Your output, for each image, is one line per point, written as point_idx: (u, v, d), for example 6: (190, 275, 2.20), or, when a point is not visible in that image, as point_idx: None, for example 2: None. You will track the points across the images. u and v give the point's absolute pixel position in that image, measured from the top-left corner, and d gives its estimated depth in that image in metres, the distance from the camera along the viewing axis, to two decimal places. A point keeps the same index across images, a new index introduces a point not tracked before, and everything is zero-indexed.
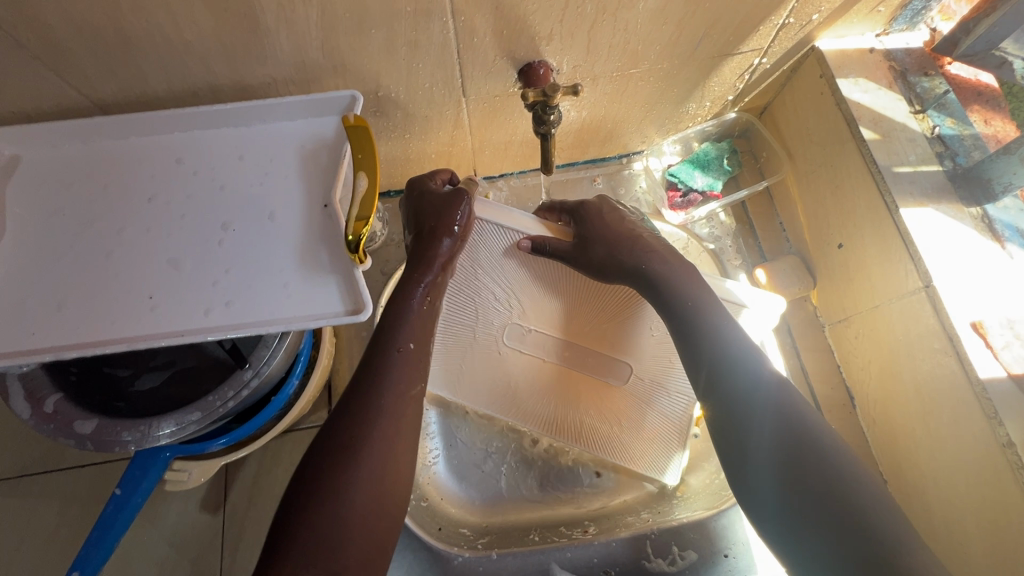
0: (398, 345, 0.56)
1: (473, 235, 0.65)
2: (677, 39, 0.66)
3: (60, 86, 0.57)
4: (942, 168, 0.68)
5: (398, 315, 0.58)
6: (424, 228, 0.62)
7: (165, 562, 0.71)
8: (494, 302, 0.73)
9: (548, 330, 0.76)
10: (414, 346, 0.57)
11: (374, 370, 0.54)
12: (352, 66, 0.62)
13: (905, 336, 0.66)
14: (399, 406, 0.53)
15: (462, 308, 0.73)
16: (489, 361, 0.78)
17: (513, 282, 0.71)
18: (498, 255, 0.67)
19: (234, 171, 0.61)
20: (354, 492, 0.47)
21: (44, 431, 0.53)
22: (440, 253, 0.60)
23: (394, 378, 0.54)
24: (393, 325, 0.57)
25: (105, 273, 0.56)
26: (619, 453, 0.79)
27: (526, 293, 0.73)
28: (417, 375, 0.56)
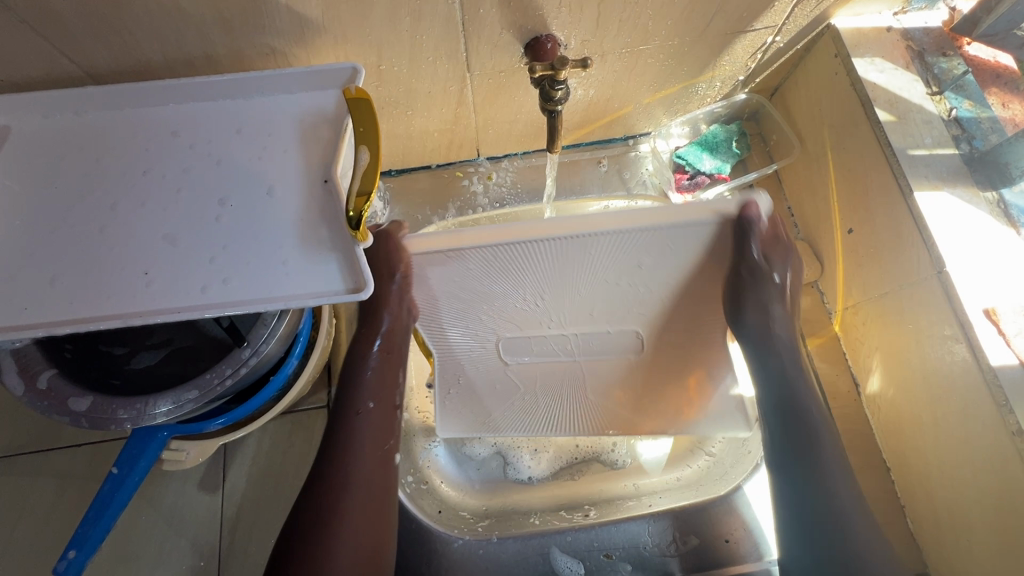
0: (359, 406, 0.61)
1: (427, 270, 0.62)
2: (691, 13, 0.64)
3: (50, 54, 0.55)
4: (958, 151, 0.66)
5: (354, 376, 0.63)
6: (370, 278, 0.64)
7: (163, 541, 0.71)
8: (487, 319, 0.68)
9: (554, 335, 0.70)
10: (373, 404, 0.61)
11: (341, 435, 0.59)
12: (353, 36, 0.59)
13: (916, 323, 0.65)
14: (372, 465, 0.58)
15: (452, 330, 0.70)
16: (490, 377, 0.75)
17: (497, 295, 0.64)
18: (471, 282, 0.63)
19: (231, 146, 0.59)
20: (334, 554, 0.52)
21: (39, 408, 0.52)
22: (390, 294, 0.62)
23: (360, 440, 0.59)
24: (352, 386, 0.62)
25: (99, 248, 0.55)
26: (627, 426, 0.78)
27: (521, 306, 0.66)
28: (382, 429, 0.61)
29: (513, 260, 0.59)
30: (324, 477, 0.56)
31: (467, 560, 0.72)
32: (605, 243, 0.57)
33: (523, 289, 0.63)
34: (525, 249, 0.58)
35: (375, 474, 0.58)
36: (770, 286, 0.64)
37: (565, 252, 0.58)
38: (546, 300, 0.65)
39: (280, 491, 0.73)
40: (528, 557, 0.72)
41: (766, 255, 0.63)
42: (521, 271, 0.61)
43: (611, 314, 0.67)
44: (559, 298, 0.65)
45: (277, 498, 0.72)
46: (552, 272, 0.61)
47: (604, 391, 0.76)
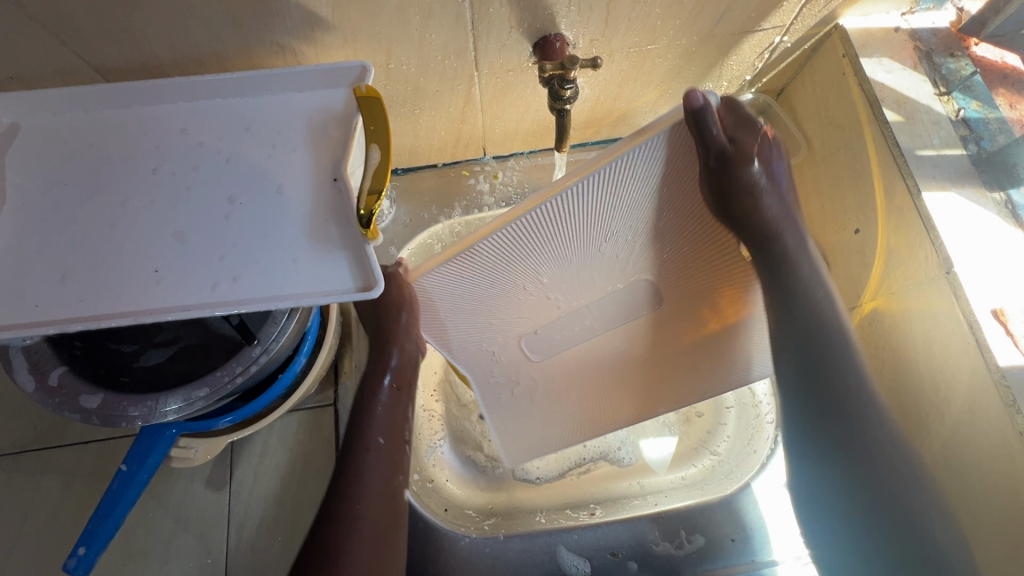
0: (369, 443, 0.61)
1: (434, 284, 0.63)
2: (700, 13, 0.64)
3: (61, 52, 0.55)
4: (966, 152, 0.66)
5: (365, 412, 0.63)
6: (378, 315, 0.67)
7: (170, 539, 0.71)
8: (503, 310, 0.69)
9: (572, 305, 0.71)
10: (384, 440, 0.62)
11: (352, 469, 0.59)
12: (362, 35, 0.59)
13: (923, 324, 0.65)
14: (381, 501, 0.58)
15: (469, 338, 0.70)
16: (511, 379, 0.75)
17: (510, 280, 0.65)
18: (483, 279, 0.64)
19: (240, 143, 0.59)
20: None
21: (49, 406, 0.52)
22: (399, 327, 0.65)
23: (370, 475, 0.59)
24: (363, 424, 0.63)
25: (109, 246, 0.55)
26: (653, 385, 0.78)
27: (535, 285, 0.67)
28: (392, 466, 0.61)
29: (520, 240, 0.60)
30: (332, 513, 0.56)
31: (474, 559, 0.72)
32: (594, 191, 0.57)
33: (535, 267, 0.65)
34: (530, 223, 0.58)
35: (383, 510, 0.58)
36: (748, 167, 0.63)
37: (563, 216, 0.59)
38: (559, 270, 0.66)
39: (288, 490, 0.73)
40: (534, 555, 0.73)
41: (732, 139, 0.61)
42: (530, 245, 0.61)
43: (620, 271, 0.69)
44: (569, 263, 0.66)
45: (284, 496, 0.72)
46: (562, 239, 0.62)
47: (623, 368, 0.77)
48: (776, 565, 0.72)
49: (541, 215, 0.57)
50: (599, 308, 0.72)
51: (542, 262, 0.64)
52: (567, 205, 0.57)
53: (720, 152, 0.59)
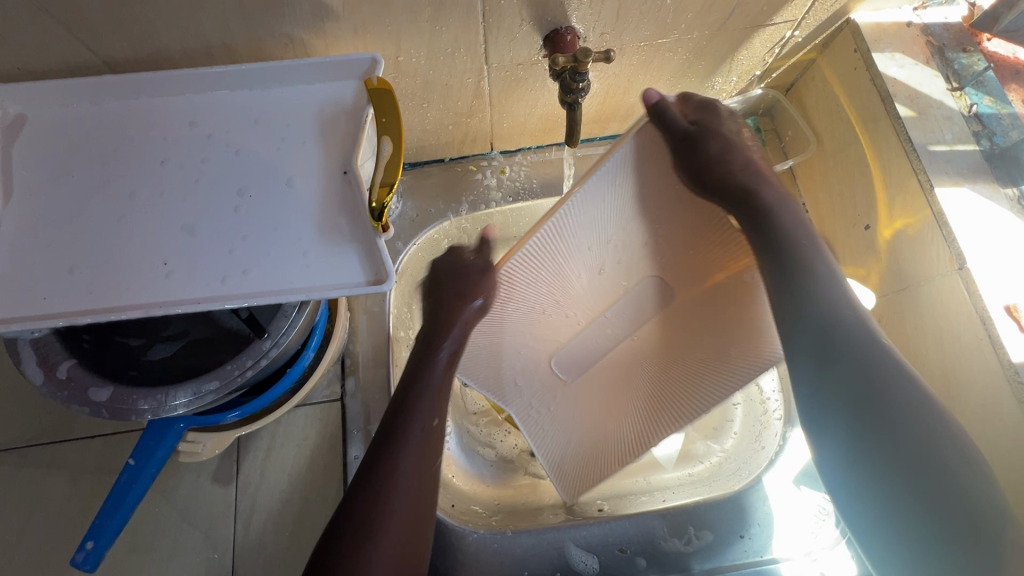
0: (424, 423, 0.59)
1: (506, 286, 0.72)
2: (711, 7, 0.63)
3: (69, 43, 0.54)
4: (979, 147, 0.66)
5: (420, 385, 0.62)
6: (455, 287, 0.70)
7: (177, 535, 0.70)
8: (542, 324, 0.77)
9: (600, 314, 0.77)
10: (436, 423, 0.60)
11: (398, 439, 0.57)
12: (373, 27, 0.59)
13: (936, 319, 0.65)
14: (419, 483, 0.56)
15: (513, 355, 0.77)
16: (544, 392, 0.78)
17: (549, 290, 0.74)
18: (533, 283, 0.73)
19: (250, 136, 0.58)
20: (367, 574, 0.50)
21: (58, 399, 0.51)
22: (471, 309, 0.69)
23: (413, 452, 0.57)
24: (417, 396, 0.61)
25: (118, 239, 0.54)
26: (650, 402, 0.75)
27: (568, 294, 0.75)
28: (436, 448, 0.60)
29: (549, 244, 0.69)
30: (374, 489, 0.54)
31: (482, 554, 0.72)
32: (596, 194, 0.66)
33: (565, 276, 0.73)
34: (556, 228, 0.68)
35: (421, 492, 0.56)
36: (716, 139, 0.65)
37: (582, 221, 0.68)
38: (587, 277, 0.74)
39: (296, 486, 0.72)
40: (542, 552, 0.72)
41: (695, 122, 0.66)
42: (559, 251, 0.70)
43: (629, 274, 0.75)
44: (592, 270, 0.74)
45: (292, 491, 0.72)
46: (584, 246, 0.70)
47: (633, 380, 0.77)
48: (778, 563, 0.71)
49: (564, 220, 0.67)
50: (622, 314, 0.77)
51: (570, 271, 0.73)
52: (579, 208, 0.66)
53: (683, 134, 0.63)
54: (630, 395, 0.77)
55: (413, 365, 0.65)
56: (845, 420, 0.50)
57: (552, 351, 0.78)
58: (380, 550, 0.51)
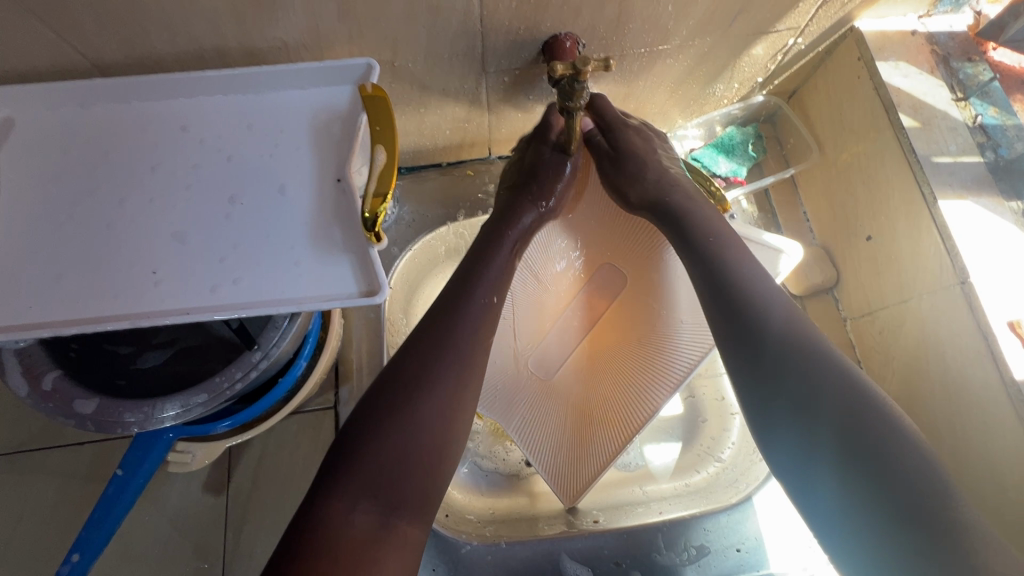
0: (482, 297, 0.60)
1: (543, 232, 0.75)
2: (712, 14, 0.62)
3: (57, 46, 0.53)
4: (983, 159, 0.65)
5: (481, 263, 0.62)
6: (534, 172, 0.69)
7: (167, 543, 0.69)
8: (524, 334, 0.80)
9: (564, 319, 0.81)
10: (494, 301, 0.60)
11: (457, 307, 0.58)
12: (369, 32, 0.58)
13: (937, 333, 0.64)
14: (471, 352, 0.57)
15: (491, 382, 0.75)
16: (531, 402, 0.76)
17: (524, 296, 0.79)
18: (526, 260, 0.77)
19: (242, 141, 0.57)
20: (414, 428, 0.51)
21: (44, 411, 0.50)
22: (554, 196, 0.69)
23: (468, 321, 0.58)
24: (477, 274, 0.61)
25: (106, 246, 0.53)
26: (620, 393, 0.74)
27: (539, 302, 0.80)
28: (491, 320, 0.60)
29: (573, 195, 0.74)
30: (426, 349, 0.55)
31: (475, 565, 0.71)
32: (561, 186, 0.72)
33: (533, 279, 0.79)
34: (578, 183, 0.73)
35: (473, 357, 0.57)
36: (641, 151, 0.67)
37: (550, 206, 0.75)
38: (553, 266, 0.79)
39: (289, 495, 0.71)
40: (536, 563, 0.72)
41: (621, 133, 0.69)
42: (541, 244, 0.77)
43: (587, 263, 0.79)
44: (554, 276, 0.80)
45: (284, 500, 0.71)
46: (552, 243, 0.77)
47: (606, 369, 0.77)
48: None
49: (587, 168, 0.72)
50: (581, 314, 0.80)
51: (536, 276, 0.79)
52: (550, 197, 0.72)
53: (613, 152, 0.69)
54: (598, 387, 0.77)
55: (481, 242, 0.65)
56: (790, 428, 0.50)
57: (532, 360, 0.79)
58: (426, 408, 0.52)
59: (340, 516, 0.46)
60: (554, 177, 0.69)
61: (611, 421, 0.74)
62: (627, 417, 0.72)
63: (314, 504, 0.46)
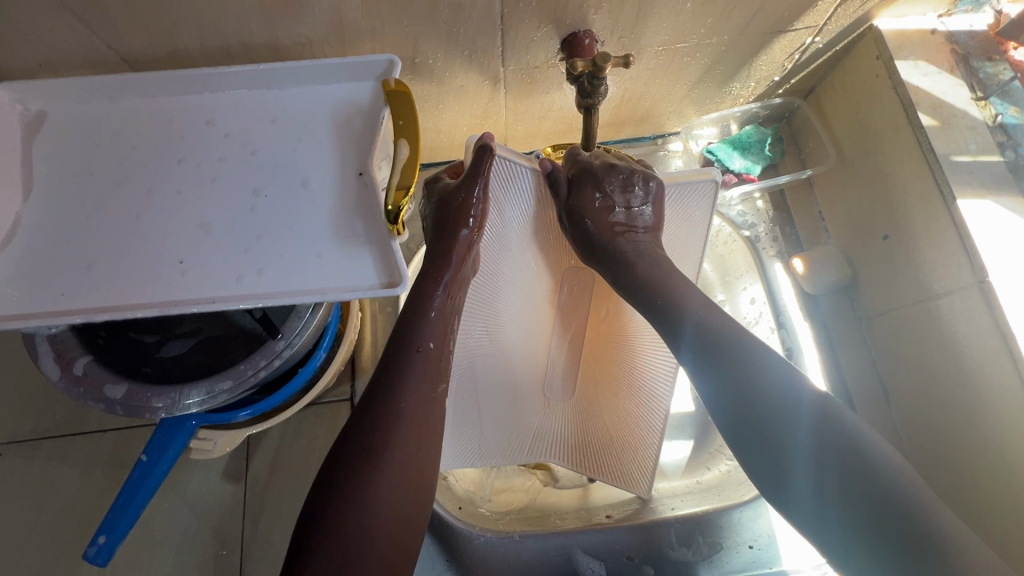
0: (419, 345, 0.57)
1: (487, 270, 0.69)
2: (731, 12, 0.62)
3: (89, 40, 0.54)
4: (1003, 158, 0.65)
5: (415, 317, 0.59)
6: (446, 213, 0.61)
7: (186, 530, 0.71)
8: (513, 357, 0.76)
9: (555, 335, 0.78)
10: (434, 345, 0.58)
11: (395, 367, 0.55)
12: (390, 29, 0.59)
13: (955, 333, 0.64)
14: (424, 407, 0.55)
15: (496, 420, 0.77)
16: (566, 436, 0.79)
17: (497, 329, 0.73)
18: (480, 302, 0.70)
19: (266, 136, 0.58)
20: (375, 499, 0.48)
21: (74, 394, 0.52)
22: (460, 242, 0.61)
23: (414, 377, 0.55)
24: (411, 327, 0.58)
25: (134, 236, 0.55)
26: (621, 415, 0.77)
27: (511, 335, 0.75)
28: (438, 372, 0.57)
29: (497, 216, 0.64)
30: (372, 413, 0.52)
31: (489, 557, 0.71)
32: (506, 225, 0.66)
33: (500, 308, 0.72)
34: (498, 194, 0.63)
35: (423, 414, 0.54)
36: (599, 209, 0.63)
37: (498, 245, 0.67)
38: (512, 299, 0.73)
39: (305, 485, 0.73)
40: (549, 556, 0.72)
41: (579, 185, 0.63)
42: (494, 274, 0.69)
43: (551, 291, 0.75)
44: (526, 297, 0.73)
45: (300, 490, 0.72)
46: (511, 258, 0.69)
47: (597, 393, 0.78)
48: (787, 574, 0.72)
49: (500, 179, 0.61)
50: (571, 324, 0.77)
51: (499, 303, 0.72)
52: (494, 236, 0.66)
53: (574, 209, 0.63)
54: (611, 404, 0.77)
55: (411, 296, 0.61)
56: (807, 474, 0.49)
57: (551, 398, 0.79)
58: (382, 475, 0.49)
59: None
60: (460, 217, 0.60)
61: (629, 439, 0.76)
62: (648, 414, 0.75)
63: None
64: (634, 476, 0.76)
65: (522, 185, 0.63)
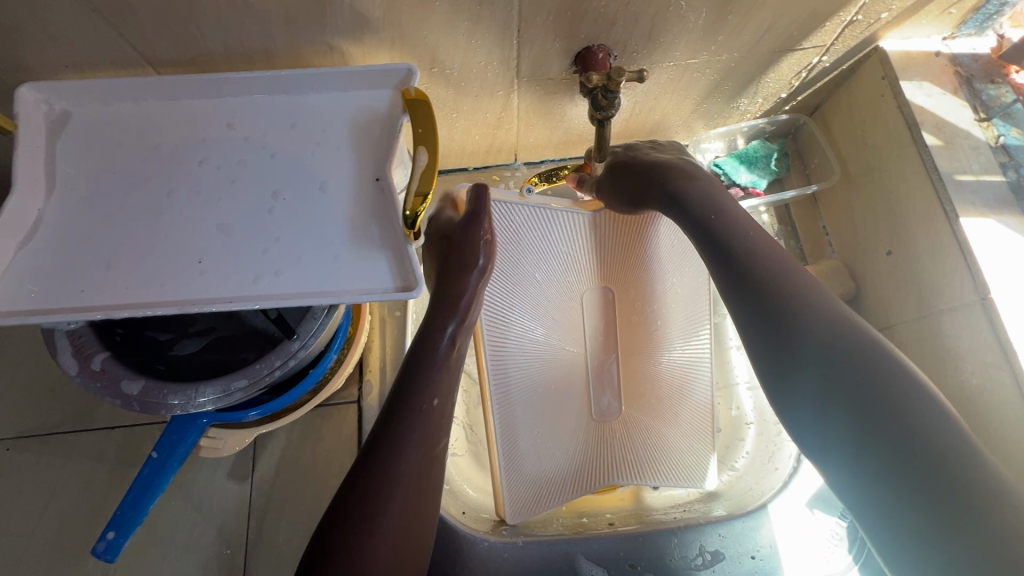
0: (424, 401, 0.55)
1: (503, 298, 0.76)
2: (741, 30, 0.64)
3: (117, 43, 0.55)
4: (1005, 178, 0.66)
5: (421, 367, 0.57)
6: (451, 260, 0.64)
7: (190, 529, 0.71)
8: (551, 375, 0.80)
9: (588, 349, 0.82)
10: (437, 402, 0.55)
11: (397, 422, 0.53)
12: (409, 39, 0.60)
13: (954, 347, 0.65)
14: (421, 467, 0.52)
15: (546, 440, 0.79)
16: (612, 455, 0.80)
17: (528, 349, 0.78)
18: (507, 330, 0.77)
19: (285, 140, 0.60)
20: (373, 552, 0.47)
21: (91, 389, 0.52)
22: (469, 286, 0.63)
23: (418, 435, 0.53)
24: (416, 379, 0.56)
25: (154, 235, 0.56)
26: (661, 424, 0.81)
27: (540, 352, 0.79)
28: (439, 430, 0.55)
29: (508, 249, 0.77)
30: (375, 468, 0.50)
31: (492, 563, 0.71)
32: (523, 253, 0.78)
33: (531, 329, 0.79)
34: (502, 231, 0.76)
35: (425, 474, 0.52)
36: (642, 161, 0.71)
37: (517, 272, 0.77)
38: (542, 318, 0.80)
39: (312, 484, 0.73)
40: (552, 562, 0.72)
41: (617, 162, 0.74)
42: (520, 298, 0.78)
43: (578, 306, 0.82)
44: (555, 313, 0.81)
45: (305, 491, 0.73)
46: (528, 278, 0.78)
47: (640, 403, 0.82)
48: None
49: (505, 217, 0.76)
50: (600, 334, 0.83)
51: (527, 325, 0.79)
52: (513, 264, 0.77)
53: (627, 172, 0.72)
54: (649, 414, 0.82)
55: (415, 344, 0.59)
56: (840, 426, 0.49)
57: (596, 416, 0.81)
58: (382, 530, 0.48)
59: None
60: (466, 261, 0.63)
61: (673, 444, 0.81)
62: (686, 395, 0.82)
63: None
64: (690, 471, 0.80)
65: (525, 214, 0.77)
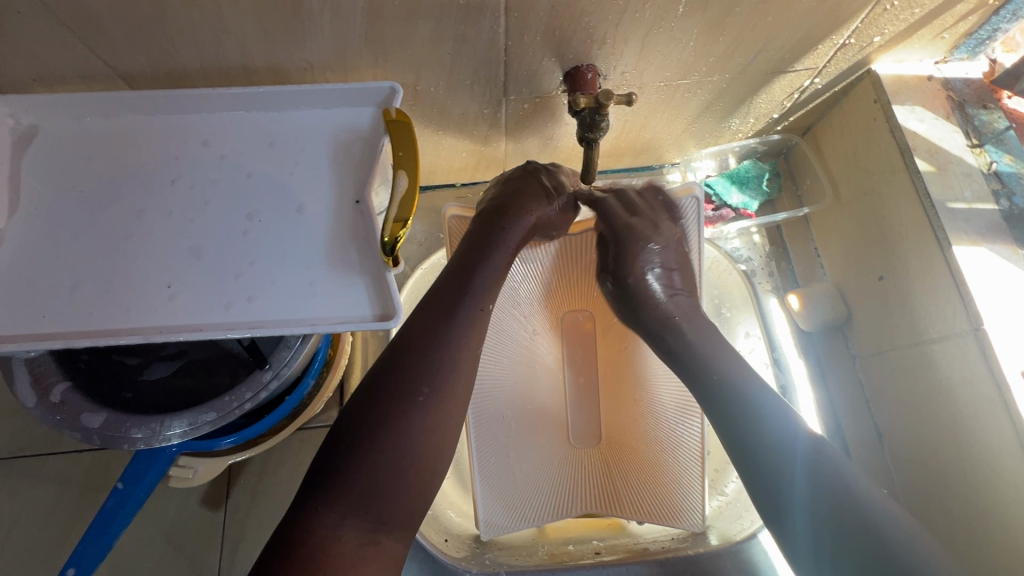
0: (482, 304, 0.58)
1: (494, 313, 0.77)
2: (733, 52, 0.63)
3: (87, 57, 0.53)
4: (998, 207, 0.66)
5: (478, 272, 0.60)
6: (528, 192, 0.67)
7: (160, 558, 0.68)
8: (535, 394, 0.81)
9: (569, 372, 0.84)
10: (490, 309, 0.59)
11: (446, 316, 0.56)
12: (393, 56, 0.58)
13: (947, 377, 0.64)
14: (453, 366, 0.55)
15: (524, 464, 0.78)
16: (596, 486, 0.79)
17: (509, 364, 0.79)
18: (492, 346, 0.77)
19: (262, 159, 0.58)
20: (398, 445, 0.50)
21: (50, 422, 0.50)
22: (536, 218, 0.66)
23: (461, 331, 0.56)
24: (478, 283, 0.59)
25: (121, 258, 0.53)
26: (647, 457, 0.78)
27: (520, 373, 0.80)
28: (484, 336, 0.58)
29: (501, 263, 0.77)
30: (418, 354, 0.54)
31: None
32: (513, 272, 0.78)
33: (517, 349, 0.80)
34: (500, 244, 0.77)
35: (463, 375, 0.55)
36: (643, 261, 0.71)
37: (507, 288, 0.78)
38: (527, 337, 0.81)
39: None
40: None
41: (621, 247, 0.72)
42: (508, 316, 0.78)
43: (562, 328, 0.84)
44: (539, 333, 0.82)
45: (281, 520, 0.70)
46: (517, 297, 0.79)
47: (624, 431, 0.81)
48: None
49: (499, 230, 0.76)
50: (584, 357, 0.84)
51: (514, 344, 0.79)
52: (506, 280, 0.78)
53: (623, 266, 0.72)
54: (631, 446, 0.80)
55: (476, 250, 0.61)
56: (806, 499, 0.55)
57: (575, 442, 0.82)
58: (413, 423, 0.51)
59: (328, 532, 0.46)
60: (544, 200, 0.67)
61: (653, 479, 0.77)
62: (671, 432, 0.78)
63: (295, 524, 0.46)
64: (681, 511, 0.75)
65: None
